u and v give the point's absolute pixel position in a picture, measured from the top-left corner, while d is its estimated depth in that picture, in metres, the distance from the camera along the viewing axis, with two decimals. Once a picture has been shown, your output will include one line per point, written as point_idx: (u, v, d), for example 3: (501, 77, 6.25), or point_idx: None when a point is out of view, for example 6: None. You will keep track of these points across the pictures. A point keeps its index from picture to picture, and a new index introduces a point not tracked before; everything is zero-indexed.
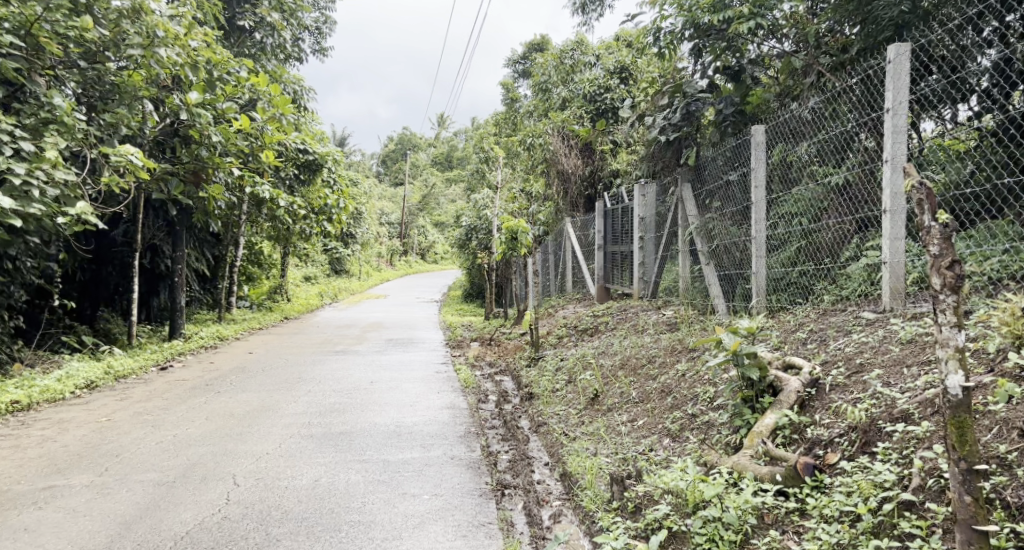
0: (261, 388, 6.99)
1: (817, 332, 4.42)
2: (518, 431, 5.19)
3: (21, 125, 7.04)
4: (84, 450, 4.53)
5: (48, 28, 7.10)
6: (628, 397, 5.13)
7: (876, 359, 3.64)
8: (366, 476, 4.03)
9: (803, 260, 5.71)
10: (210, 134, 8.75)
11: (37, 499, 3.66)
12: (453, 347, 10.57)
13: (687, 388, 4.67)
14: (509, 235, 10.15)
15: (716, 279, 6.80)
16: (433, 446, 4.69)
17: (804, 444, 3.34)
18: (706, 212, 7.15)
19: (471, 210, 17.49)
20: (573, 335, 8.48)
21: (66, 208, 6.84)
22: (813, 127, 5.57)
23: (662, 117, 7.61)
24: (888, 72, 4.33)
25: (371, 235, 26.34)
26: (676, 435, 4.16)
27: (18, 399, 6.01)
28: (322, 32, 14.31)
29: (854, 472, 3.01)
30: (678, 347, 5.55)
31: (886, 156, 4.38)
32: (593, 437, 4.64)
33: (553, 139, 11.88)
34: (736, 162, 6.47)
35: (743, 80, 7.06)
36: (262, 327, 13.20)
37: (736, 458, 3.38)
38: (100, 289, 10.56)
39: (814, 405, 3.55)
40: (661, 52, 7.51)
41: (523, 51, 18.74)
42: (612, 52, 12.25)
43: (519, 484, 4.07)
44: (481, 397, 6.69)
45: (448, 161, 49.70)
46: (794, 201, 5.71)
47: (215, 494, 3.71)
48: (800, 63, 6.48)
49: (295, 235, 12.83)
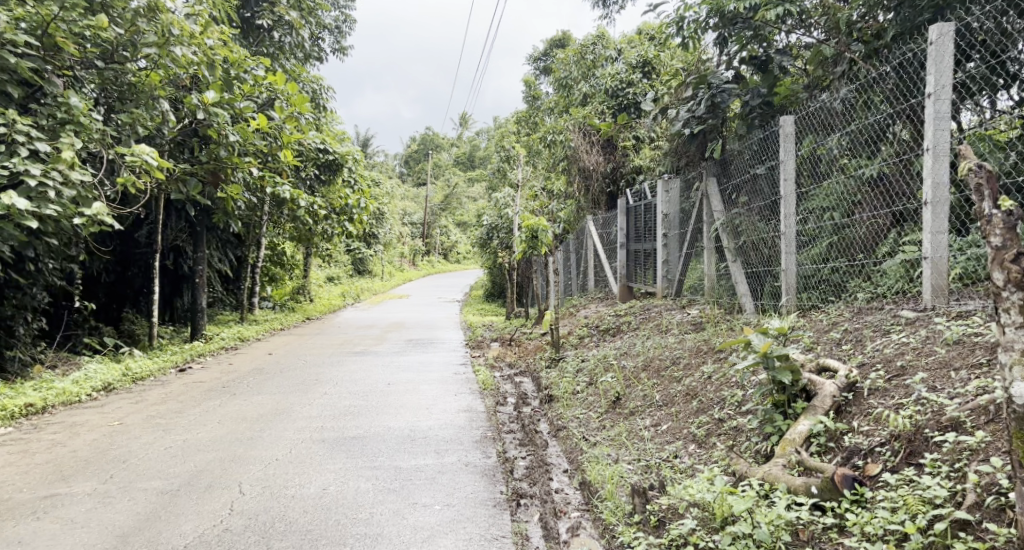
0: (277, 390, 6.88)
1: (851, 332, 4.16)
2: (536, 436, 5.01)
3: (37, 126, 6.97)
4: (91, 455, 4.42)
5: (64, 28, 7.02)
6: (651, 400, 4.91)
7: (919, 362, 3.38)
8: (375, 484, 3.87)
9: (835, 256, 5.46)
10: (227, 133, 8.67)
11: (36, 509, 3.55)
12: (473, 348, 10.42)
13: (713, 391, 4.44)
14: (529, 233, 9.97)
15: (743, 277, 6.56)
16: (447, 452, 4.52)
17: (841, 453, 3.10)
18: (732, 207, 6.91)
19: (491, 209, 17.32)
20: (594, 335, 8.27)
21: (82, 209, 6.74)
22: (843, 119, 5.35)
23: (686, 109, 7.37)
24: (929, 55, 4.04)
25: (393, 236, 26.37)
26: (702, 442, 3.94)
27: (33, 402, 5.92)
28: (342, 31, 14.25)
29: (898, 486, 2.77)
30: (704, 348, 5.31)
31: (927, 145, 4.08)
32: (614, 442, 4.44)
33: (574, 135, 11.45)
34: (764, 155, 6.23)
35: (770, 69, 6.75)
36: (282, 327, 13.16)
37: (767, 469, 3.14)
38: (124, 290, 10.58)
39: (851, 412, 3.30)
40: (685, 42, 7.27)
41: (545, 47, 18.52)
42: (635, 47, 12.00)
43: (536, 492, 3.88)
44: (499, 399, 6.52)
45: (471, 161, 49.71)
46: (824, 195, 5.47)
47: (219, 504, 3.58)
48: (832, 50, 6.16)
49: (317, 235, 12.75)
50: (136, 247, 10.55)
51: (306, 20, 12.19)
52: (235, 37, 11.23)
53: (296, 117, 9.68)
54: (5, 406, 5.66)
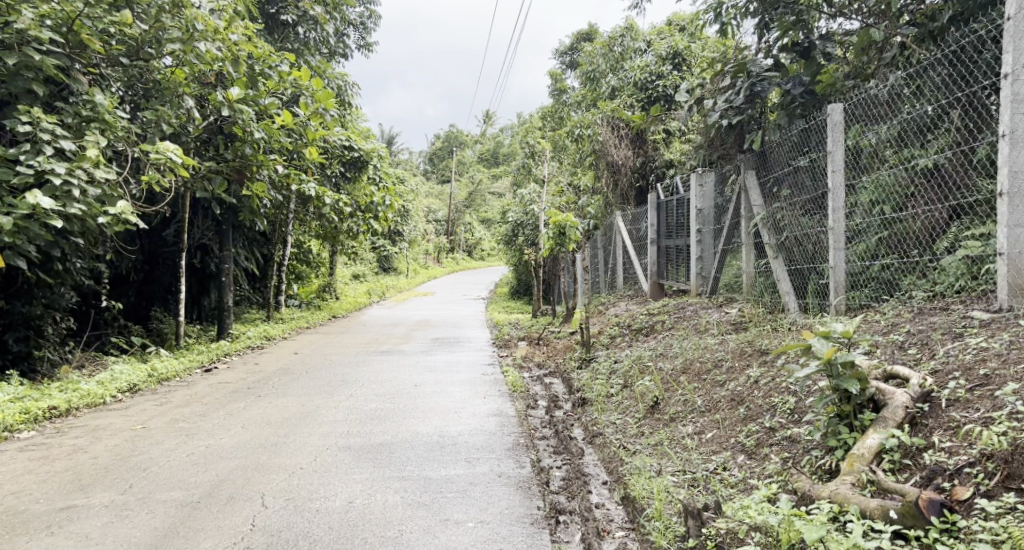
0: (302, 392, 6.71)
1: (917, 334, 3.83)
2: (571, 443, 4.77)
3: (62, 125, 6.85)
4: (112, 463, 4.26)
5: (88, 24, 6.88)
6: (693, 406, 4.63)
7: (1006, 370, 3.07)
8: (405, 497, 3.65)
9: (885, 252, 5.12)
10: (252, 131, 8.51)
11: (51, 523, 3.39)
12: (500, 347, 10.17)
13: (762, 398, 4.14)
14: (557, 230, 9.70)
15: (786, 274, 6.22)
16: (478, 461, 4.29)
17: (920, 473, 2.83)
18: (773, 201, 6.58)
19: (517, 205, 17.04)
20: (627, 335, 7.98)
21: (107, 208, 6.63)
22: (890, 108, 5.07)
23: (724, 99, 7.03)
24: (1008, 31, 3.75)
25: (417, 233, 26.22)
26: (752, 453, 3.68)
27: (57, 404, 5.79)
28: (367, 27, 14.04)
29: (999, 515, 2.49)
30: (749, 349, 5.02)
31: (1003, 129, 3.78)
32: (656, 451, 4.19)
33: (603, 130, 10.88)
34: (805, 146, 5.91)
35: (813, 57, 6.39)
36: (309, 326, 13.04)
37: (834, 487, 2.88)
38: (151, 289, 10.51)
39: (927, 424, 3.02)
40: (722, 30, 6.97)
41: (571, 41, 18.21)
42: (665, 38, 11.68)
43: (575, 509, 3.66)
44: (529, 402, 6.27)
45: (495, 158, 49.50)
46: (873, 187, 5.13)
47: (240, 518, 3.39)
48: (881, 34, 5.80)
49: (342, 233, 12.60)
50: (163, 245, 10.48)
51: (330, 15, 12.04)
52: (258, 32, 11.11)
53: (321, 114, 9.47)
54: (29, 409, 5.52)
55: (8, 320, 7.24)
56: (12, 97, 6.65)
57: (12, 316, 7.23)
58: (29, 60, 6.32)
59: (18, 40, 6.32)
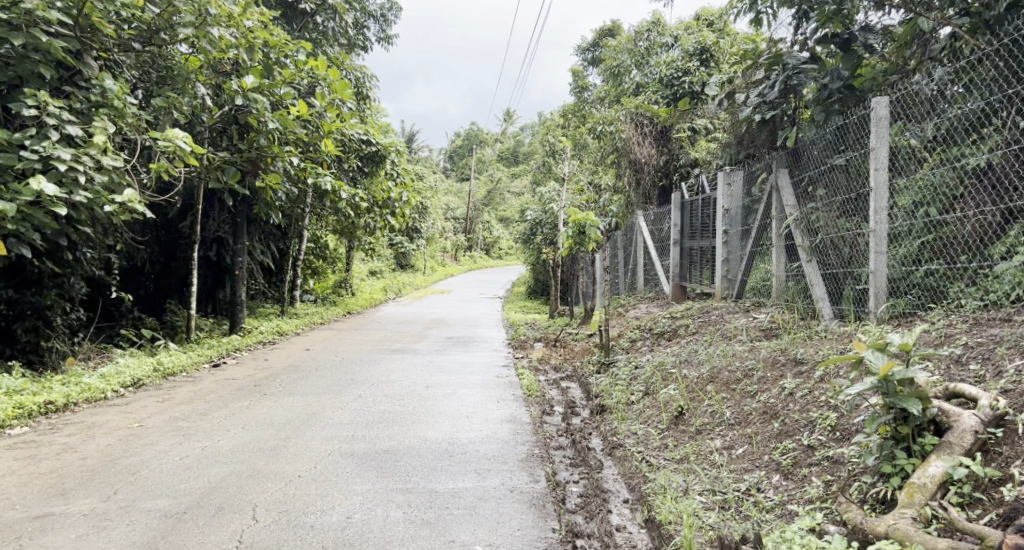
0: (308, 392, 6.44)
1: (976, 348, 3.48)
2: (590, 455, 4.46)
3: (70, 111, 6.64)
4: (100, 465, 4.01)
5: (100, 7, 6.55)
6: (721, 418, 4.29)
7: None
8: (407, 513, 3.36)
9: (929, 257, 4.73)
10: (267, 121, 8.21)
11: (22, 534, 3.13)
12: (517, 348, 9.87)
13: (798, 412, 3.80)
14: (576, 229, 9.33)
15: (820, 278, 5.84)
16: (489, 473, 3.99)
17: (996, 509, 2.56)
18: (807, 201, 6.19)
19: (536, 204, 16.73)
20: (648, 339, 7.63)
21: (114, 196, 6.37)
22: (932, 105, 4.68)
23: (757, 93, 6.43)
24: None
25: (434, 231, 25.97)
26: (789, 473, 3.35)
27: (54, 399, 5.55)
28: (387, 19, 13.80)
29: None
30: (783, 358, 4.67)
31: None
32: (682, 465, 3.88)
33: (627, 127, 10.54)
34: (843, 143, 5.52)
35: (854, 49, 5.73)
36: (323, 321, 12.85)
37: (892, 521, 2.62)
38: (168, 282, 10.37)
39: (1003, 453, 2.73)
40: (757, 20, 6.56)
41: (594, 38, 17.88)
42: (693, 33, 11.31)
43: (593, 531, 3.37)
44: (545, 408, 5.94)
45: (515, 157, 48.91)
46: (917, 187, 4.75)
47: (226, 534, 3.12)
48: (928, 24, 5.35)
49: (359, 229, 12.31)
50: (179, 237, 10.32)
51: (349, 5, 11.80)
52: (275, 20, 10.89)
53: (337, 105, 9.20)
54: (23, 404, 5.28)
55: (18, 309, 6.94)
56: (20, 81, 6.38)
57: (22, 305, 6.94)
58: (37, 42, 6.01)
59: (26, 20, 5.98)
